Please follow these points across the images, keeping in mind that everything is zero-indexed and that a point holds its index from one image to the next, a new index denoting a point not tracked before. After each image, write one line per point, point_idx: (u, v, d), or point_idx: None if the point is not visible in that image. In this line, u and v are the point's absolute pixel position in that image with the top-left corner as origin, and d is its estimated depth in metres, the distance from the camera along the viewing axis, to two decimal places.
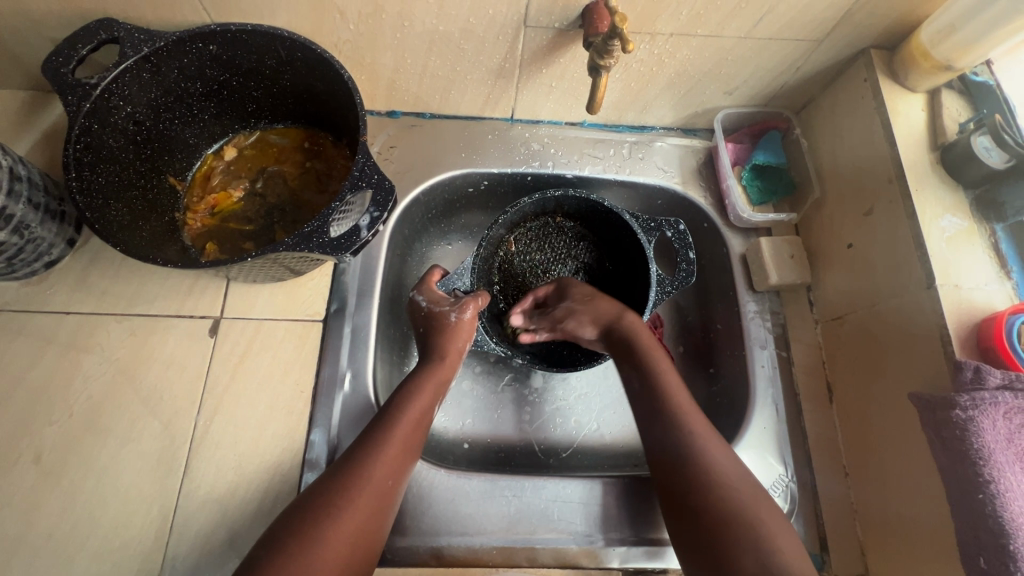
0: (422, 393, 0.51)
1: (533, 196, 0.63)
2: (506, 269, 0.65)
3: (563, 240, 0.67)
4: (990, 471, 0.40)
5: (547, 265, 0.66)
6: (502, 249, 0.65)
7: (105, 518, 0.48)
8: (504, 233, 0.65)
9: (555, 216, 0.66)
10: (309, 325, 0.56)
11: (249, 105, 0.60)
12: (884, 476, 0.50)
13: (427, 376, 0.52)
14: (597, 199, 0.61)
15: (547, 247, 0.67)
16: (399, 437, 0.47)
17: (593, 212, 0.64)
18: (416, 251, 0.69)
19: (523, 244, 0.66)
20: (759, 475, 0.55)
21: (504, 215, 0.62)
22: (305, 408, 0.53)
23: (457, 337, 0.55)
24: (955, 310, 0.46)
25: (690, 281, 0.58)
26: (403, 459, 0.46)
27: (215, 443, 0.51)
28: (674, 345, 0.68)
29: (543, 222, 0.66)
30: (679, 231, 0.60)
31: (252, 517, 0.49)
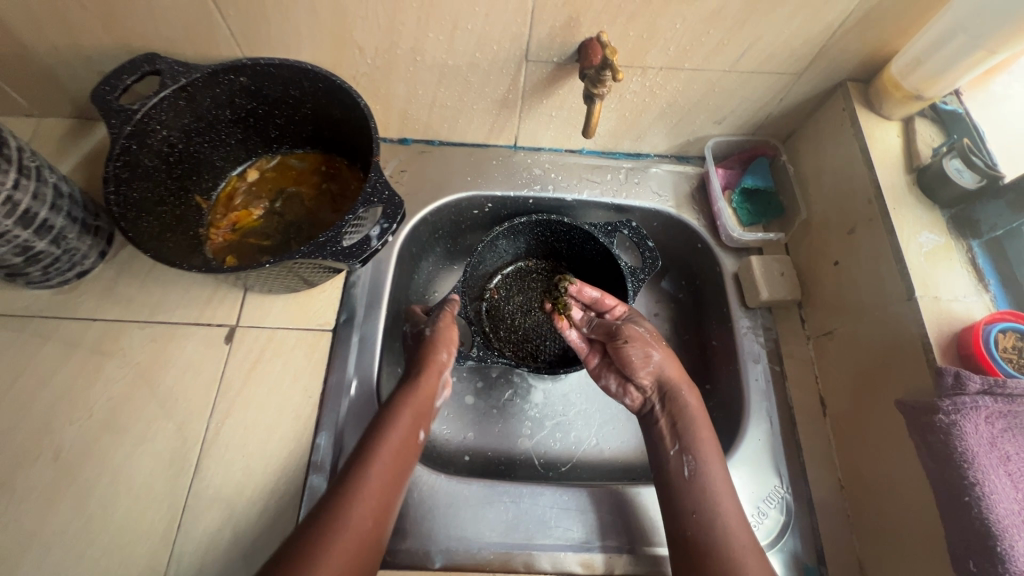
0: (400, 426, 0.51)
1: (503, 226, 0.71)
2: (493, 312, 0.74)
3: (540, 280, 0.76)
4: (974, 474, 0.41)
5: (530, 303, 0.74)
6: (487, 296, 0.74)
7: (116, 514, 0.50)
8: (486, 281, 0.75)
9: (527, 261, 0.77)
10: (319, 333, 0.59)
11: (272, 131, 0.65)
12: (877, 487, 0.51)
13: (403, 409, 0.52)
14: (557, 220, 0.70)
15: (528, 289, 0.76)
16: (381, 474, 0.47)
17: (560, 241, 0.74)
18: (422, 270, 0.72)
19: (505, 290, 0.75)
20: (754, 488, 0.56)
21: (483, 243, 0.70)
22: (312, 413, 0.55)
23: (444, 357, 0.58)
24: (936, 320, 0.48)
25: (657, 263, 0.66)
26: (383, 496, 0.46)
27: (225, 444, 0.53)
28: None
29: (518, 267, 0.77)
30: (633, 228, 0.68)
31: (258, 515, 0.51)
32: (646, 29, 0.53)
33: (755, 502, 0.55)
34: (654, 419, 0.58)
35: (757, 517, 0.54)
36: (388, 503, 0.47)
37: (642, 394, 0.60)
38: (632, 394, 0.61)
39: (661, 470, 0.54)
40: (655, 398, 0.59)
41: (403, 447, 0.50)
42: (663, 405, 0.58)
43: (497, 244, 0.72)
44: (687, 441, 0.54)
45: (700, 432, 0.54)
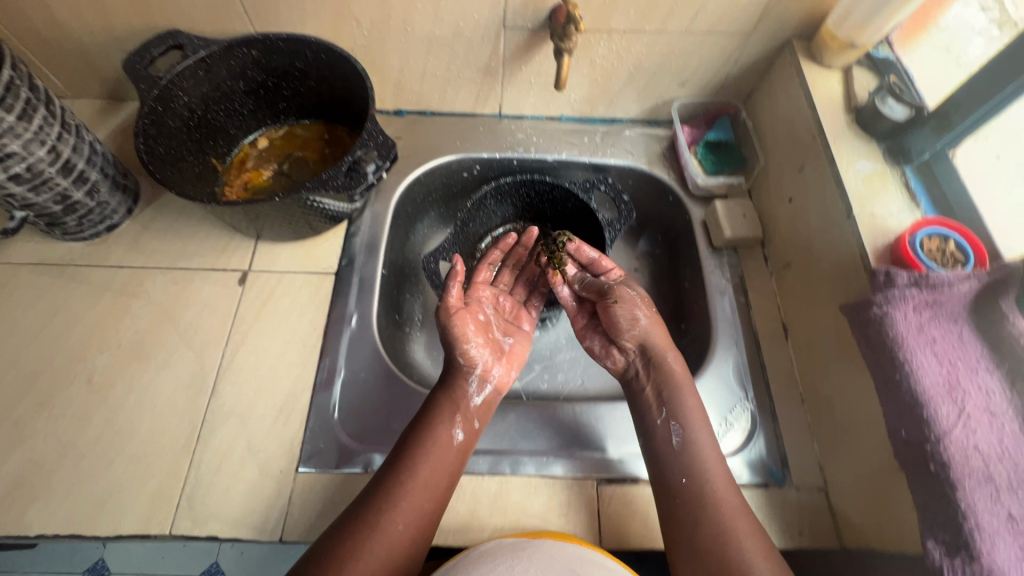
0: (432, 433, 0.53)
1: (490, 184, 0.77)
2: None
3: None
4: (904, 355, 0.46)
5: None
6: (478, 255, 0.80)
7: (143, 427, 0.55)
8: (477, 242, 0.81)
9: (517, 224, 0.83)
10: (323, 276, 0.65)
11: (280, 103, 0.73)
12: (832, 392, 0.56)
13: (439, 418, 0.55)
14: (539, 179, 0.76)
15: None
16: (417, 484, 0.50)
17: (544, 201, 0.79)
18: (418, 230, 0.79)
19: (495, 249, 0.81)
20: (721, 402, 0.61)
21: (471, 202, 0.76)
22: (317, 342, 0.61)
23: (469, 342, 0.61)
24: (871, 231, 0.54)
25: (630, 215, 0.71)
26: (419, 507, 0.49)
27: (239, 368, 0.59)
28: None
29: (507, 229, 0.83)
30: (610, 185, 0.73)
31: (268, 428, 0.56)
32: None
33: (723, 414, 0.60)
34: (636, 380, 0.61)
35: (724, 426, 0.59)
36: (424, 514, 0.49)
37: (624, 355, 0.63)
38: (614, 355, 0.64)
39: (649, 436, 0.56)
40: (638, 361, 0.62)
41: (444, 457, 0.52)
42: (647, 370, 0.60)
43: (485, 206, 0.78)
44: (674, 409, 0.56)
45: (683, 391, 0.57)
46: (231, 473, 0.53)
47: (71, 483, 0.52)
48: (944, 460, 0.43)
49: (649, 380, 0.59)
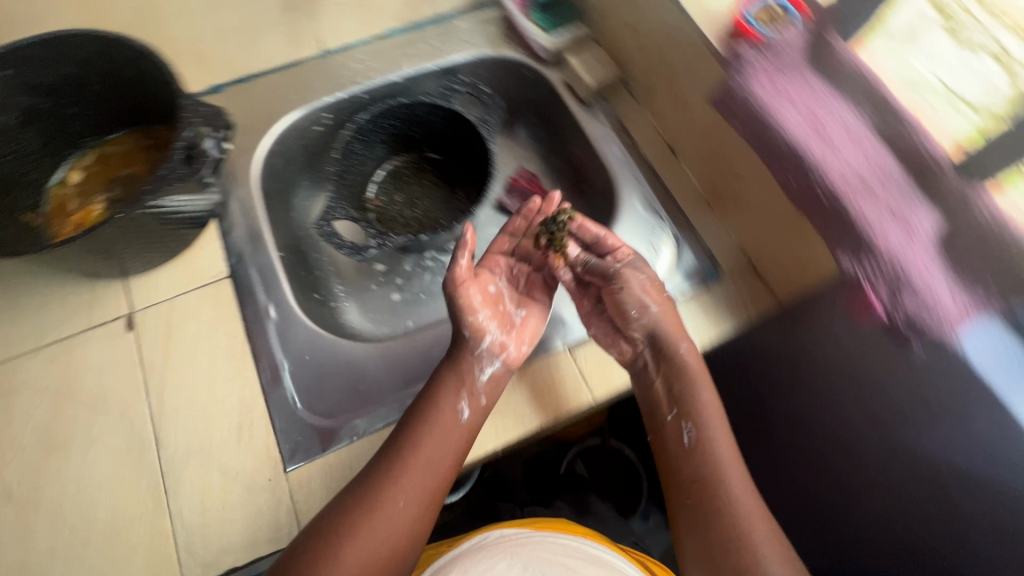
0: (434, 436, 0.51)
1: (348, 127, 0.71)
2: (383, 215, 0.77)
3: (411, 174, 0.80)
4: (768, 115, 0.51)
5: (412, 196, 0.79)
6: (369, 207, 0.77)
7: (100, 511, 0.50)
8: (362, 194, 0.77)
9: (393, 161, 0.79)
10: (217, 284, 0.59)
11: (71, 124, 0.62)
12: (731, 186, 0.60)
13: (444, 394, 0.54)
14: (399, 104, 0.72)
15: (404, 186, 0.79)
16: (417, 462, 0.50)
17: (410, 125, 0.76)
18: (296, 204, 0.73)
19: (384, 193, 0.78)
20: (643, 231, 0.65)
21: (339, 153, 0.71)
22: (244, 348, 0.56)
23: (477, 313, 0.58)
24: (707, 20, 0.56)
25: (500, 104, 0.79)
26: (422, 484, 0.50)
27: (174, 409, 0.54)
28: (554, 188, 0.78)
29: (386, 170, 0.79)
30: (468, 83, 0.77)
31: (236, 449, 0.52)
32: None
33: (647, 240, 0.65)
34: (642, 372, 0.57)
35: (652, 249, 0.64)
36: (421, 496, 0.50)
37: (632, 347, 0.58)
38: (623, 348, 0.58)
39: (659, 433, 0.55)
40: (647, 353, 0.57)
41: (447, 432, 0.52)
42: (657, 362, 0.56)
43: (354, 152, 0.74)
44: (685, 409, 0.54)
45: (699, 388, 0.55)
46: (216, 507, 0.50)
47: None
48: (827, 185, 0.48)
49: (660, 373, 0.56)
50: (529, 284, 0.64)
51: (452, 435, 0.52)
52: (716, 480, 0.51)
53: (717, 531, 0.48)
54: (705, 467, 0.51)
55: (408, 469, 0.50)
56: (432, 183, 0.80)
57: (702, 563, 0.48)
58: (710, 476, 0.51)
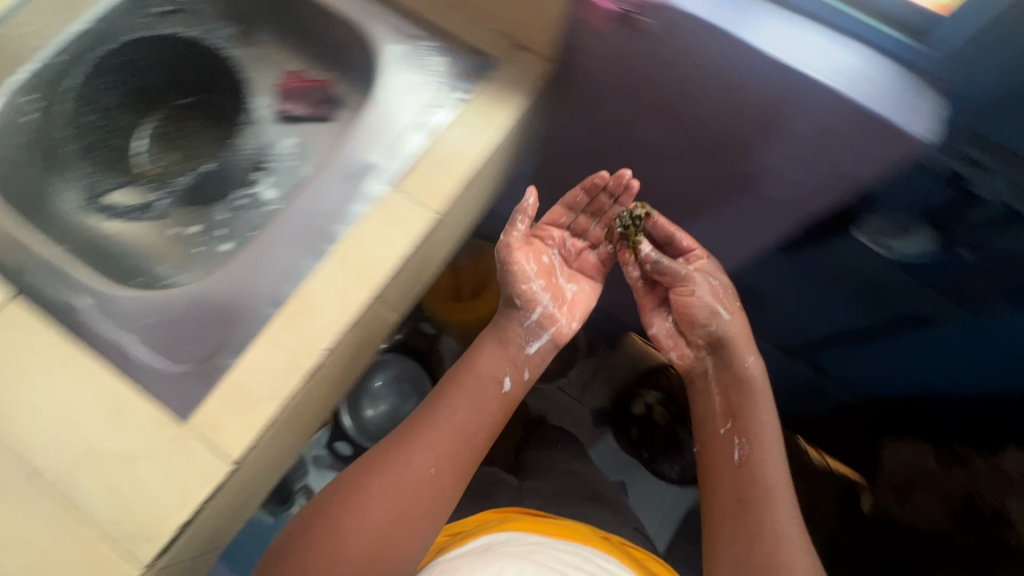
0: (461, 398, 0.65)
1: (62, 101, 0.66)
2: (161, 178, 0.75)
3: (169, 128, 0.76)
4: None
5: (182, 147, 0.76)
6: (143, 176, 0.74)
7: (10, 565, 0.46)
8: (127, 168, 0.74)
9: (142, 125, 0.75)
10: (8, 306, 0.54)
11: None
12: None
13: (484, 360, 0.69)
14: (99, 55, 0.67)
15: (169, 142, 0.76)
16: (476, 436, 0.64)
17: (130, 75, 0.71)
18: (59, 207, 0.67)
19: (151, 158, 0.75)
20: (408, 56, 0.65)
21: (79, 140, 0.69)
22: (75, 347, 0.52)
23: (530, 283, 0.72)
24: None
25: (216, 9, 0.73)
26: (440, 436, 0.62)
27: (34, 437, 0.49)
28: (324, 72, 0.75)
29: (140, 137, 0.75)
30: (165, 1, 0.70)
31: (122, 433, 0.50)
32: None
33: (416, 62, 0.65)
34: (702, 375, 0.71)
35: (423, 67, 0.65)
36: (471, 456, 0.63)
37: (694, 352, 0.72)
38: (682, 351, 0.73)
39: (714, 445, 0.65)
40: (705, 354, 0.71)
41: (481, 391, 0.66)
42: (716, 366, 0.70)
43: (95, 128, 0.70)
44: (741, 425, 0.64)
45: (743, 365, 0.67)
46: (147, 496, 0.48)
47: None
48: None
49: (717, 383, 0.69)
50: (580, 255, 0.77)
51: (491, 398, 0.66)
52: (757, 474, 0.60)
53: (762, 526, 0.56)
54: (762, 483, 0.59)
55: (450, 417, 0.63)
56: (195, 126, 0.77)
57: (733, 546, 0.56)
58: (753, 482, 0.60)
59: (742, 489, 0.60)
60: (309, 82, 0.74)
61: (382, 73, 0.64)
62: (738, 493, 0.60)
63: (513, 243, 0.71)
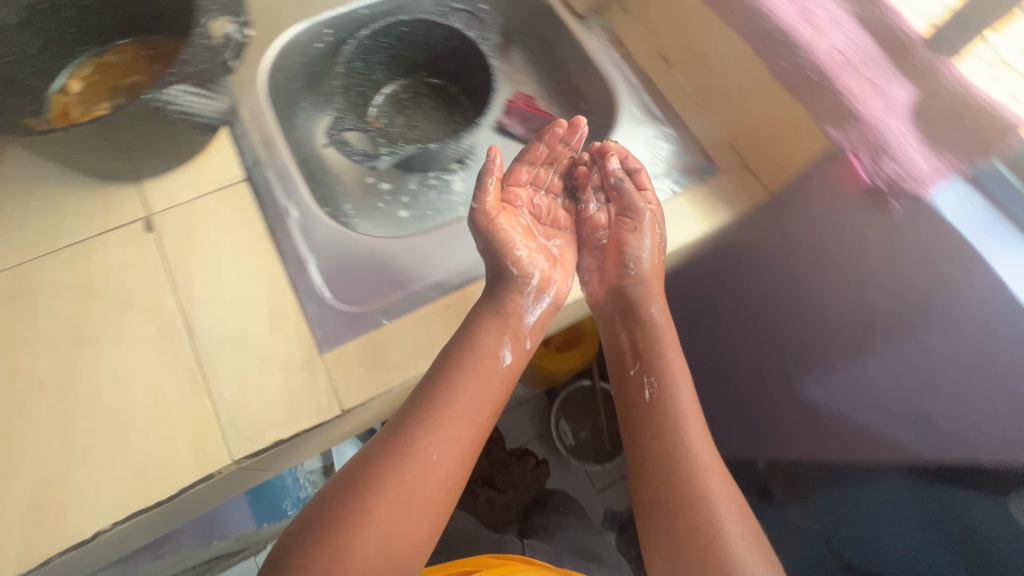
0: (469, 395, 0.55)
1: (352, 42, 0.73)
2: (385, 136, 0.79)
3: (407, 98, 0.82)
4: (764, 8, 0.57)
5: (411, 121, 0.81)
6: (371, 128, 0.79)
7: (138, 397, 0.51)
8: (363, 117, 0.79)
9: (395, 87, 0.82)
10: (234, 188, 0.60)
11: (70, 31, 0.60)
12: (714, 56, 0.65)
13: (489, 343, 0.57)
14: (402, 21, 0.74)
15: (405, 112, 0.82)
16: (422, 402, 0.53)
17: (413, 46, 0.78)
18: (297, 124, 0.74)
19: (385, 117, 0.81)
20: (644, 133, 0.70)
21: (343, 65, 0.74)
22: (270, 246, 0.58)
23: (518, 250, 0.61)
24: None
25: (497, 20, 0.80)
26: (440, 439, 0.52)
27: (206, 304, 0.55)
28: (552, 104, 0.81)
29: (388, 94, 0.82)
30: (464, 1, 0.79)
31: (272, 338, 0.54)
32: None
33: (648, 140, 0.69)
34: (610, 335, 0.66)
35: (653, 149, 0.68)
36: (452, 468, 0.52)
37: (597, 290, 0.68)
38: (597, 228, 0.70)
39: (629, 395, 0.61)
40: (609, 304, 0.67)
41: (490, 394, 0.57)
42: (624, 321, 0.65)
43: (356, 73, 0.77)
44: (649, 366, 0.61)
45: (670, 364, 0.61)
46: (260, 404, 0.51)
47: (95, 478, 0.48)
48: (821, 68, 0.54)
49: (626, 327, 0.65)
50: (551, 209, 0.70)
51: (489, 386, 0.57)
52: (678, 430, 0.56)
53: (685, 492, 0.53)
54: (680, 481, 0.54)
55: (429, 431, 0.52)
56: (430, 106, 0.82)
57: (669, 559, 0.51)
58: (676, 443, 0.56)
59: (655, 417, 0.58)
60: (537, 110, 0.77)
61: (615, 138, 0.70)
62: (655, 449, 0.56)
63: (494, 209, 0.61)
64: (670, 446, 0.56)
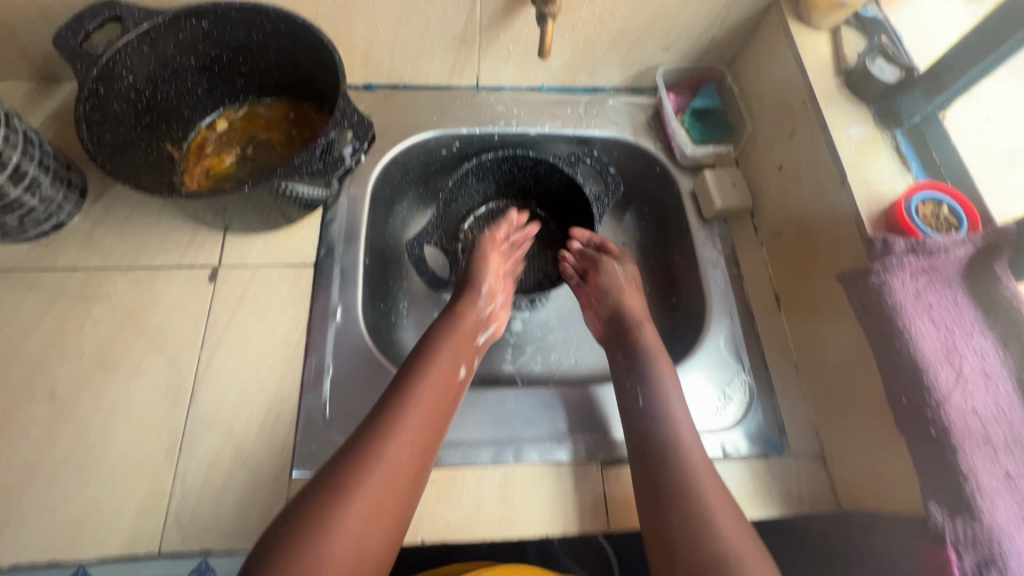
0: (430, 389, 0.51)
1: (470, 162, 0.73)
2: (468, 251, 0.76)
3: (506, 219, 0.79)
4: (902, 321, 0.47)
5: None
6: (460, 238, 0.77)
7: (118, 441, 0.52)
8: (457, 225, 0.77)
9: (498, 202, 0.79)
10: (301, 268, 0.61)
11: (238, 79, 0.67)
12: (829, 337, 0.56)
13: (443, 347, 0.55)
14: (525, 156, 0.72)
15: None
16: (380, 397, 0.51)
17: (529, 177, 0.76)
18: (396, 213, 0.75)
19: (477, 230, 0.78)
20: (719, 376, 0.61)
21: (453, 180, 0.72)
22: (301, 340, 0.58)
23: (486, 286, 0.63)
24: (866, 198, 0.53)
25: (620, 187, 0.72)
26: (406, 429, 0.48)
27: (219, 373, 0.55)
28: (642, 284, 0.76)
29: (488, 208, 0.79)
30: (595, 155, 0.73)
31: (256, 435, 0.53)
32: None
33: (722, 387, 0.60)
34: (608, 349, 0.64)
35: (724, 400, 0.59)
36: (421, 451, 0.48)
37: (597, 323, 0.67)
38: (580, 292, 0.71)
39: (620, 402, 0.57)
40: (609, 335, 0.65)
41: (452, 389, 0.53)
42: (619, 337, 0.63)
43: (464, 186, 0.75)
44: (644, 373, 0.57)
45: (666, 385, 0.55)
46: (213, 502, 0.50)
47: (41, 508, 0.49)
48: (944, 425, 0.43)
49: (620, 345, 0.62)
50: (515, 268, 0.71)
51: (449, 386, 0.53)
52: (685, 462, 0.50)
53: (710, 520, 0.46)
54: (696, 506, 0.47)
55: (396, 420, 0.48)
56: None
57: None
58: (695, 481, 0.48)
59: (666, 450, 0.51)
60: None
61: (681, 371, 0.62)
62: (669, 474, 0.49)
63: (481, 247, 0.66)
64: (690, 480, 0.48)
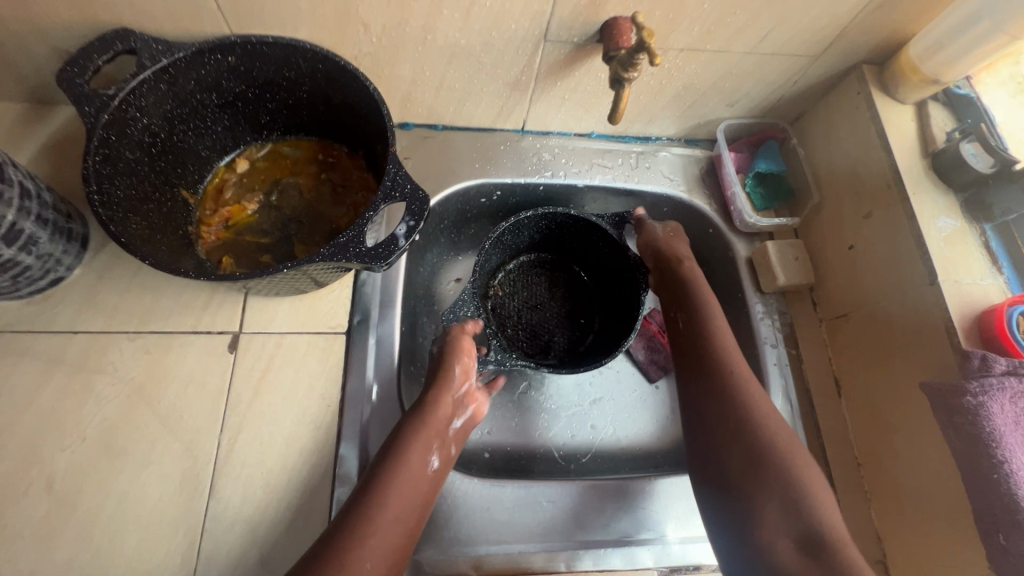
0: (400, 489, 0.45)
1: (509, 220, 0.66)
2: (497, 310, 0.70)
3: (537, 274, 0.74)
4: (1002, 452, 0.43)
5: (534, 299, 0.72)
6: (489, 294, 0.70)
7: (128, 542, 0.46)
8: (489, 279, 0.71)
9: (528, 255, 0.73)
10: (332, 337, 0.55)
11: (263, 116, 0.59)
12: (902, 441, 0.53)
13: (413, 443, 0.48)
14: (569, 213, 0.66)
15: (530, 288, 0.73)
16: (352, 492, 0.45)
17: (568, 233, 0.70)
18: (426, 261, 0.69)
19: (507, 286, 0.72)
20: None
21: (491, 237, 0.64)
22: (332, 424, 0.52)
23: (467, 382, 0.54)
24: (957, 301, 0.50)
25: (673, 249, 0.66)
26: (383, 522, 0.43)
27: (241, 461, 0.49)
28: None
29: (518, 262, 0.73)
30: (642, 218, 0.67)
31: (283, 536, 0.48)
32: (673, 9, 0.50)
33: None
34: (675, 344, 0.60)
35: None
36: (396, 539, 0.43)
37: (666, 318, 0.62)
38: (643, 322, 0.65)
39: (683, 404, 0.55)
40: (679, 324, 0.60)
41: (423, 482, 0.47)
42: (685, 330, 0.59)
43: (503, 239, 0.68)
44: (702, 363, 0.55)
45: (736, 403, 0.52)
46: None
47: None
48: None
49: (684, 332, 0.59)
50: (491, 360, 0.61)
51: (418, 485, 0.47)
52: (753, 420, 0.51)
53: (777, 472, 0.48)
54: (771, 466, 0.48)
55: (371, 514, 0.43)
56: (556, 294, 0.73)
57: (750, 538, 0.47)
58: (761, 441, 0.49)
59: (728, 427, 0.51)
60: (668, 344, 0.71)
61: None
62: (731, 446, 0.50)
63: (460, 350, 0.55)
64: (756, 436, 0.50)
